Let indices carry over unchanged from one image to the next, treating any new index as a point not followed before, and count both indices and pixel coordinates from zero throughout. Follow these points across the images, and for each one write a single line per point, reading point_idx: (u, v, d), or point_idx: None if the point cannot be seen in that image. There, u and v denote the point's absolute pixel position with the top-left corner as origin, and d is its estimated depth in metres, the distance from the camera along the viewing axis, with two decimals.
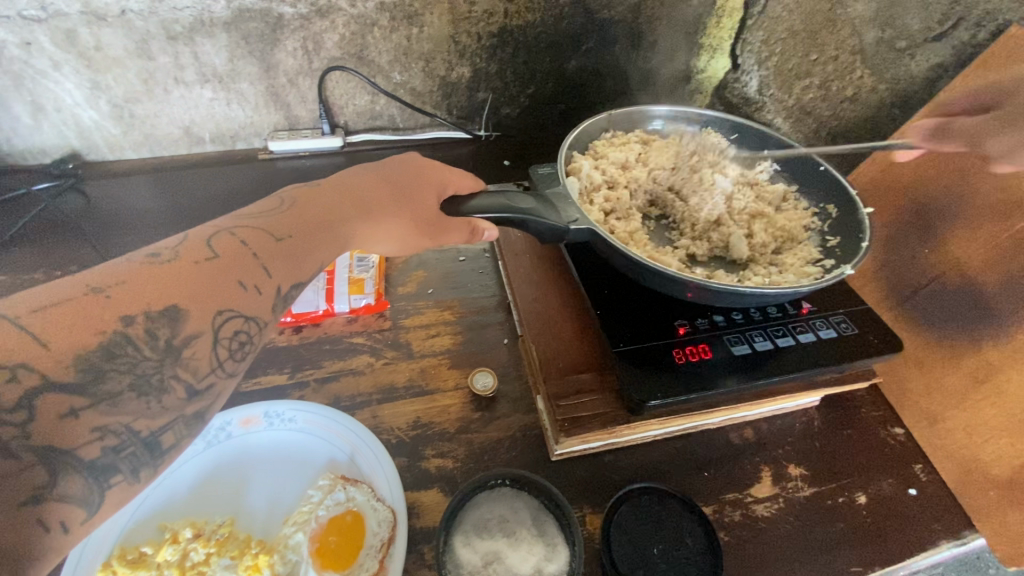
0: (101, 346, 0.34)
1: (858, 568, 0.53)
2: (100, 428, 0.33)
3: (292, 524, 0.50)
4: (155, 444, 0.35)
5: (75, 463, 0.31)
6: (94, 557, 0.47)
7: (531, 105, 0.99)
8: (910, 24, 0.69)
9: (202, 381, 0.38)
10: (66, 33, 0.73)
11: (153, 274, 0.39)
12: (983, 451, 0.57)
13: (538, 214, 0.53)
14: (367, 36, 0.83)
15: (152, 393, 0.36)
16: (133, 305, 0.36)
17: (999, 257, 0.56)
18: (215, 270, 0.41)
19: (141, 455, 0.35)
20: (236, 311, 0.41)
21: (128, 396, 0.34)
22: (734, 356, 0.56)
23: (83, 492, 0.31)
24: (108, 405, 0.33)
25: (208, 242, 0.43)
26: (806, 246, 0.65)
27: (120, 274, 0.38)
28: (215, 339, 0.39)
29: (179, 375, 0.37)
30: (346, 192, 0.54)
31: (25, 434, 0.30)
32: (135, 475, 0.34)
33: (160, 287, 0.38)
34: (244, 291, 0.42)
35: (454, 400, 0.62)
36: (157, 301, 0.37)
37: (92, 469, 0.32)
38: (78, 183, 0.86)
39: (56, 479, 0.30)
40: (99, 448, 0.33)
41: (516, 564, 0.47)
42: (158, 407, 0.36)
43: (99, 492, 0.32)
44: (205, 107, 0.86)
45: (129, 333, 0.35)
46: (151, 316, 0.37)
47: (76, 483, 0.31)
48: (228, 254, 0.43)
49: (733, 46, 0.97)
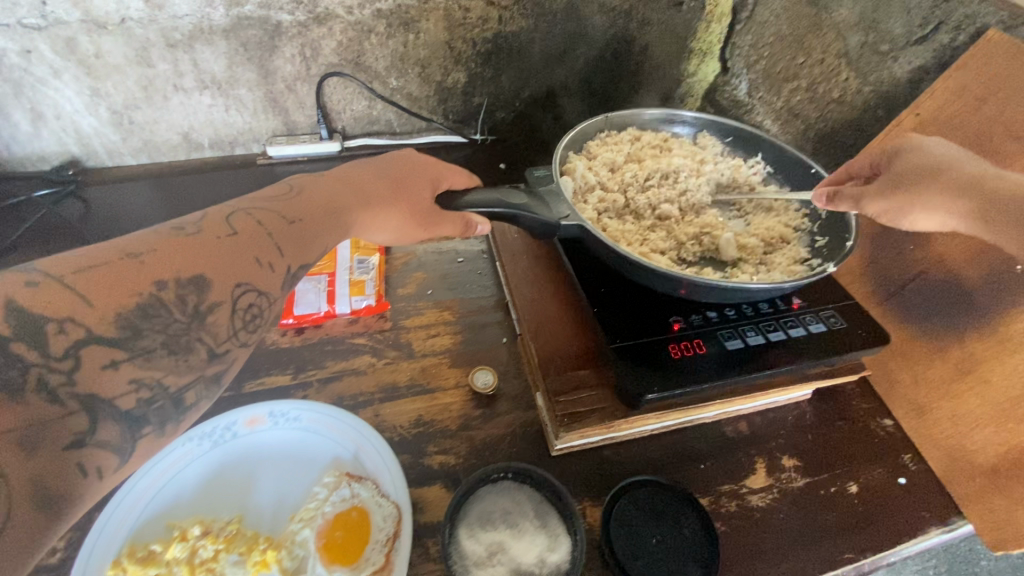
0: (138, 307, 0.37)
1: (851, 555, 0.54)
2: (136, 381, 0.36)
3: (298, 520, 0.51)
4: (179, 402, 0.39)
5: (111, 412, 0.35)
6: (105, 555, 0.48)
7: (524, 109, 1.00)
8: (893, 28, 0.71)
9: (221, 345, 0.41)
10: (66, 41, 0.74)
11: (180, 244, 0.42)
12: (968, 440, 0.59)
13: (530, 209, 0.55)
14: (364, 42, 0.84)
15: (180, 352, 0.39)
16: (165, 271, 0.40)
17: (979, 254, 0.59)
18: (236, 245, 0.45)
19: (168, 409, 0.38)
20: (251, 285, 0.44)
21: (160, 353, 0.38)
22: (726, 351, 0.58)
23: (117, 440, 0.35)
24: (144, 359, 0.37)
25: (227, 220, 0.47)
26: (795, 247, 0.66)
27: (150, 243, 0.41)
28: (233, 309, 0.42)
29: (203, 338, 0.40)
30: (350, 181, 0.57)
31: (71, 381, 0.33)
32: (162, 429, 0.38)
33: (187, 257, 0.41)
34: (260, 267, 0.45)
35: (456, 398, 0.63)
36: (186, 270, 0.41)
37: (126, 419, 0.36)
38: (78, 190, 0.86)
39: (96, 426, 0.34)
40: (134, 399, 0.36)
41: (520, 555, 0.48)
42: (184, 365, 0.39)
43: (130, 440, 0.36)
44: (204, 114, 0.87)
45: (161, 297, 0.38)
46: (180, 282, 0.40)
47: (112, 430, 0.35)
48: (246, 231, 0.46)
49: (723, 50, 0.99)
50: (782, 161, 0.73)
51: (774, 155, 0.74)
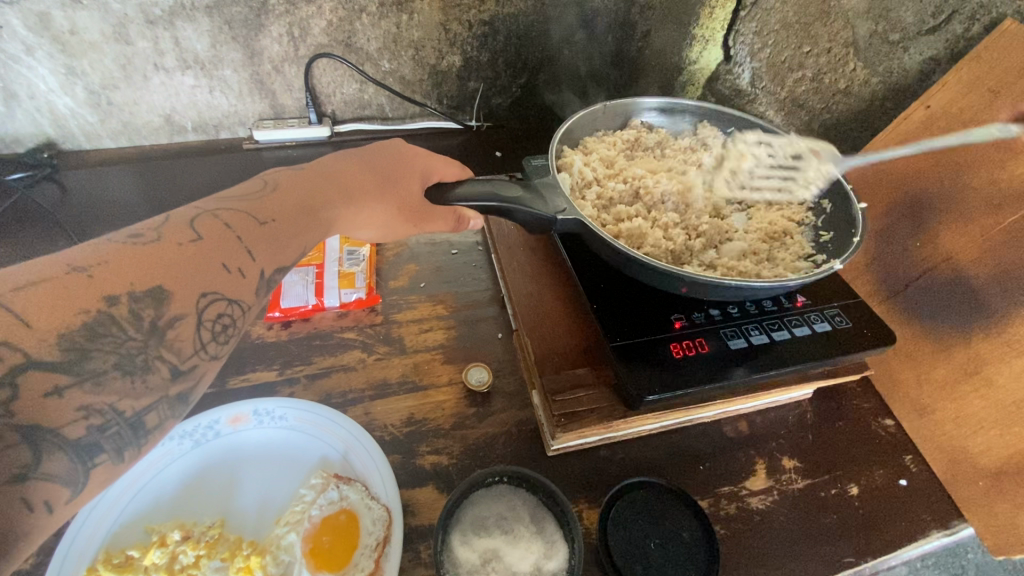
0: (85, 325, 0.35)
1: (852, 559, 0.53)
2: (85, 408, 0.34)
3: (284, 524, 0.49)
4: (139, 425, 0.36)
5: (59, 442, 0.32)
6: (78, 562, 0.45)
7: (522, 95, 0.97)
8: (904, 17, 0.69)
9: (186, 362, 0.39)
10: (39, 16, 0.70)
11: (137, 253, 0.39)
12: (972, 442, 0.58)
13: (524, 203, 0.52)
14: (355, 22, 0.81)
15: (136, 373, 0.36)
16: (117, 285, 0.37)
17: (988, 251, 0.57)
18: (200, 252, 0.42)
19: (126, 434, 0.36)
20: (219, 294, 0.42)
21: (112, 375, 0.35)
22: (728, 349, 0.56)
23: (67, 471, 0.32)
24: (94, 384, 0.34)
25: (192, 224, 0.44)
26: (800, 241, 0.64)
27: (105, 253, 0.39)
28: (198, 322, 0.40)
29: (164, 356, 0.38)
30: (331, 176, 0.54)
31: (9, 412, 0.31)
32: (119, 455, 0.35)
33: (144, 267, 0.39)
34: (228, 273, 0.43)
35: (449, 395, 0.61)
36: (141, 282, 0.38)
37: (76, 447, 0.33)
38: (55, 173, 0.82)
39: (40, 458, 0.31)
40: (84, 427, 0.33)
41: (515, 562, 0.46)
42: (142, 386, 0.36)
43: (82, 470, 0.33)
44: (186, 95, 0.83)
45: (114, 313, 0.36)
46: (135, 296, 0.37)
47: (60, 462, 0.32)
48: (212, 236, 0.43)
49: (727, 37, 0.95)
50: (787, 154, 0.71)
51: None
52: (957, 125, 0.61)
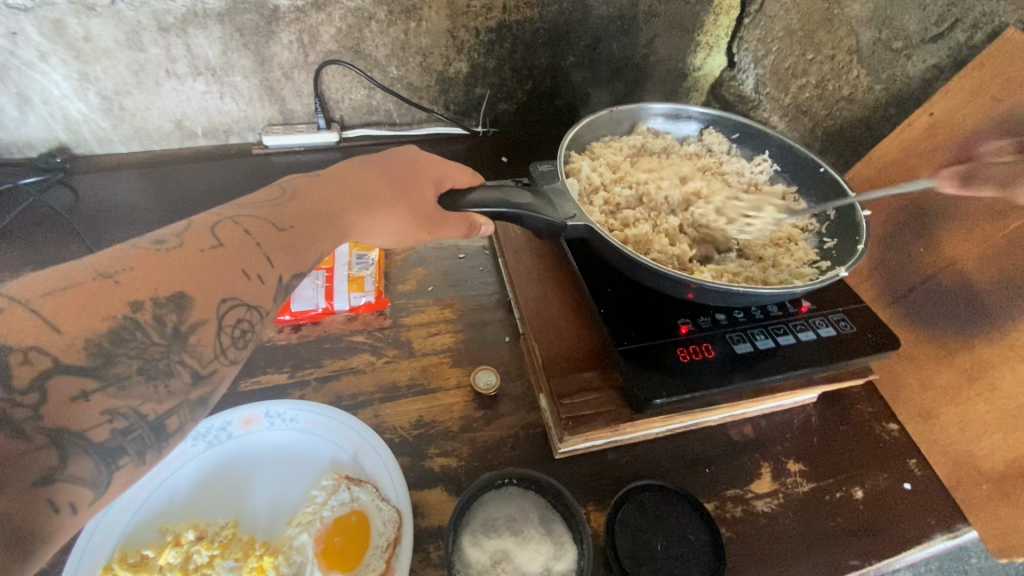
0: (110, 330, 0.36)
1: (857, 562, 0.54)
2: (109, 411, 0.34)
3: (296, 525, 0.49)
4: (161, 428, 0.37)
5: (84, 444, 0.33)
6: (94, 562, 0.46)
7: (527, 101, 0.98)
8: (908, 25, 0.70)
9: (206, 366, 0.40)
10: (54, 23, 0.71)
11: (160, 260, 0.40)
12: (976, 446, 0.59)
13: (535, 210, 0.53)
14: (363, 29, 0.81)
15: (160, 378, 0.37)
16: (142, 291, 0.38)
17: (991, 257, 0.57)
18: (220, 258, 0.43)
19: (147, 438, 0.36)
20: (239, 299, 0.43)
21: (135, 379, 0.36)
22: (735, 353, 0.57)
23: (91, 474, 0.33)
24: (117, 389, 0.35)
25: (212, 229, 0.45)
26: (803, 248, 0.65)
27: (128, 259, 0.40)
28: (219, 327, 0.41)
29: (185, 360, 0.39)
30: (347, 184, 0.55)
31: (37, 416, 0.32)
32: (141, 458, 0.36)
33: (167, 274, 0.40)
34: (247, 279, 0.44)
35: (457, 398, 0.62)
36: (165, 288, 0.39)
37: (100, 451, 0.34)
38: (67, 178, 0.83)
39: (67, 461, 0.32)
40: (108, 430, 0.34)
41: (526, 563, 0.47)
42: (165, 391, 0.37)
43: (107, 472, 0.34)
44: (197, 101, 0.84)
45: (138, 319, 0.37)
46: (159, 301, 0.38)
47: (85, 464, 0.33)
48: (232, 243, 0.44)
49: (729, 44, 0.98)
50: (791, 162, 0.72)
51: (782, 154, 0.72)
52: (959, 132, 0.62)
